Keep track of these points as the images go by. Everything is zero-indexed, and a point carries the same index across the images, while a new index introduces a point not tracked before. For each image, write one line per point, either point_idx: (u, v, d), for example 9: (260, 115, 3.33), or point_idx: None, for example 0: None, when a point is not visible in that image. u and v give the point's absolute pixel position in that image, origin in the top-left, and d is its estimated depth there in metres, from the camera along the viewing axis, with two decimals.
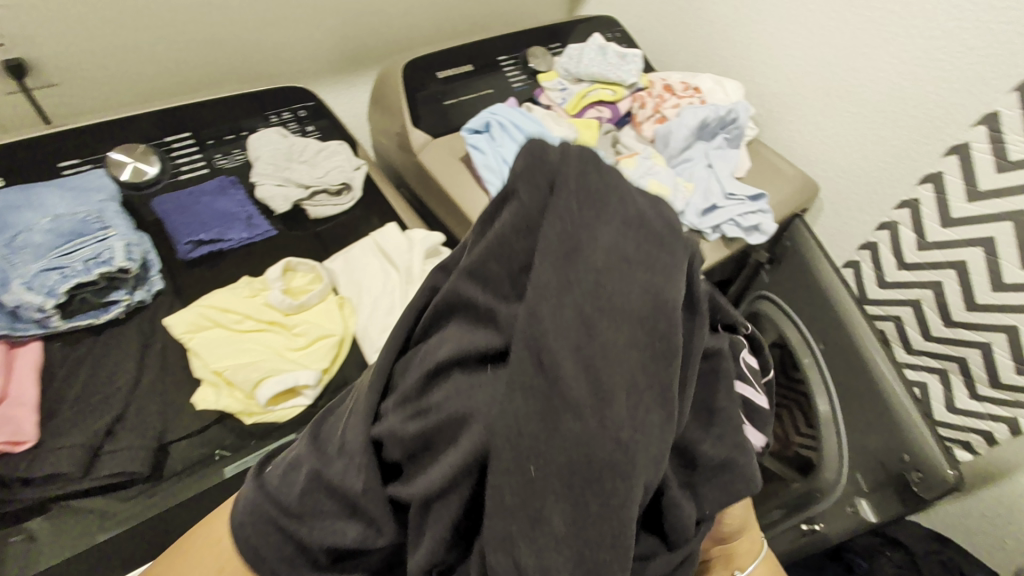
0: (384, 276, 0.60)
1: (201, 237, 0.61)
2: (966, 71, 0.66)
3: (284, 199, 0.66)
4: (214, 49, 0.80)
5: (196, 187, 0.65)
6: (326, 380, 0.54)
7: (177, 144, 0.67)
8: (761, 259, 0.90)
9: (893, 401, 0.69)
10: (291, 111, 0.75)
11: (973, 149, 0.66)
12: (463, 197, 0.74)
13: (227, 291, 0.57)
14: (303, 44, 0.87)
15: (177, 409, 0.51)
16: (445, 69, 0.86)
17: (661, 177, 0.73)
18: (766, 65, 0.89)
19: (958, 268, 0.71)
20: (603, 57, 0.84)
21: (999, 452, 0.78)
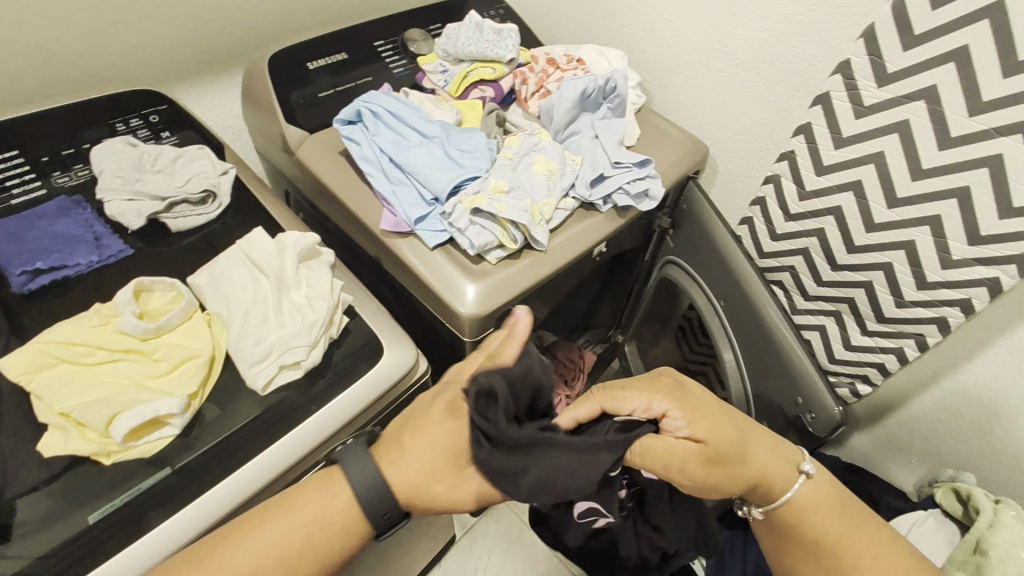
0: (255, 285, 0.56)
1: (38, 266, 0.54)
2: (822, 24, 0.68)
3: (136, 214, 0.60)
4: (46, 56, 0.72)
5: (31, 211, 0.58)
6: (197, 404, 0.50)
7: (4, 166, 0.61)
8: (665, 226, 0.91)
9: (777, 334, 0.73)
10: (141, 117, 0.70)
11: (833, 99, 0.69)
12: (345, 192, 0.70)
13: (72, 322, 0.51)
14: (156, 42, 0.80)
15: (19, 460, 0.46)
16: (317, 58, 0.81)
17: (547, 152, 0.72)
18: (645, 31, 0.88)
19: (835, 213, 0.74)
20: (480, 35, 0.82)
21: (895, 379, 0.85)
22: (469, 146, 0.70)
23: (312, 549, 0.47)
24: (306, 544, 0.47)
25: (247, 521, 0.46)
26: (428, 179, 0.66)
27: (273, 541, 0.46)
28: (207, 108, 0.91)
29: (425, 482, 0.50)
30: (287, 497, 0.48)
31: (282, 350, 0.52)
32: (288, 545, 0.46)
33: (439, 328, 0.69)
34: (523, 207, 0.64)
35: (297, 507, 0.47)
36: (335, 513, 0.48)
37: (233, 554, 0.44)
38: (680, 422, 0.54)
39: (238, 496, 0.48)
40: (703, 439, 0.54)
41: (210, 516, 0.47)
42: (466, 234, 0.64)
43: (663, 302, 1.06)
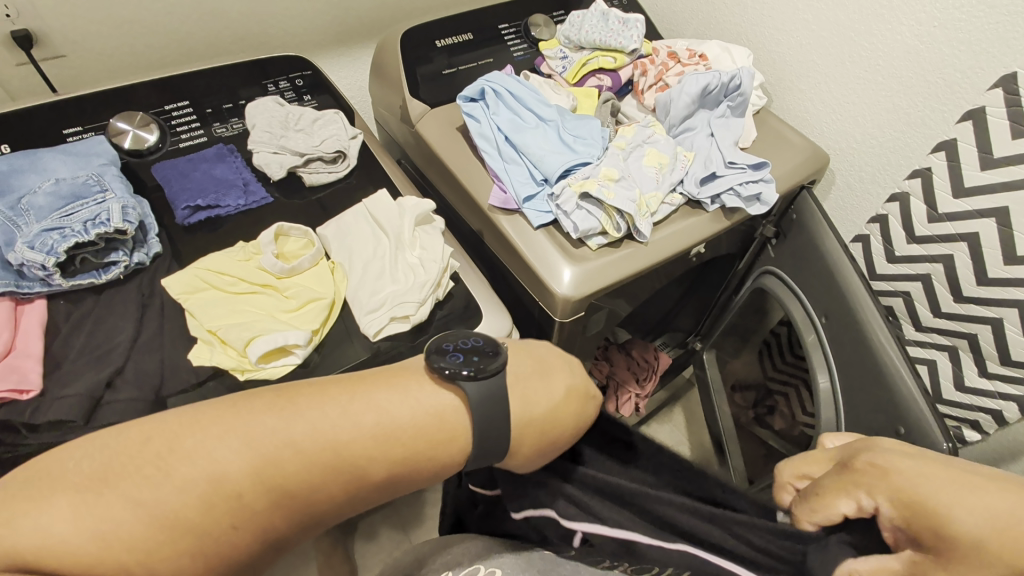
0: (375, 242, 0.61)
1: (198, 203, 0.62)
2: (987, 32, 0.62)
3: (279, 166, 0.67)
4: (216, 18, 0.81)
5: (195, 155, 0.67)
6: (316, 341, 0.55)
7: (177, 112, 0.69)
8: (768, 235, 0.89)
9: (883, 360, 0.69)
10: (288, 80, 0.76)
11: (988, 114, 0.63)
12: (459, 166, 0.74)
13: (222, 255, 0.58)
14: (305, 12, 0.87)
15: (172, 366, 0.52)
16: (445, 37, 0.85)
17: (660, 145, 0.71)
18: (776, 30, 0.84)
19: (970, 240, 0.69)
20: (605, 23, 0.83)
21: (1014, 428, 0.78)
22: (583, 132, 0.71)
23: (411, 427, 0.38)
24: (378, 425, 0.37)
25: (316, 384, 0.39)
26: (541, 161, 0.68)
27: (361, 404, 0.38)
28: (337, 77, 0.98)
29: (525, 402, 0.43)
30: (370, 388, 0.40)
31: (394, 303, 0.56)
32: (384, 419, 0.37)
33: (530, 307, 0.71)
34: (632, 197, 0.65)
35: (396, 383, 0.40)
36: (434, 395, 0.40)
37: (254, 420, 0.35)
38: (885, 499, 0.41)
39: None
40: (936, 546, 0.37)
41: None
42: (572, 217, 0.65)
43: (750, 314, 1.03)
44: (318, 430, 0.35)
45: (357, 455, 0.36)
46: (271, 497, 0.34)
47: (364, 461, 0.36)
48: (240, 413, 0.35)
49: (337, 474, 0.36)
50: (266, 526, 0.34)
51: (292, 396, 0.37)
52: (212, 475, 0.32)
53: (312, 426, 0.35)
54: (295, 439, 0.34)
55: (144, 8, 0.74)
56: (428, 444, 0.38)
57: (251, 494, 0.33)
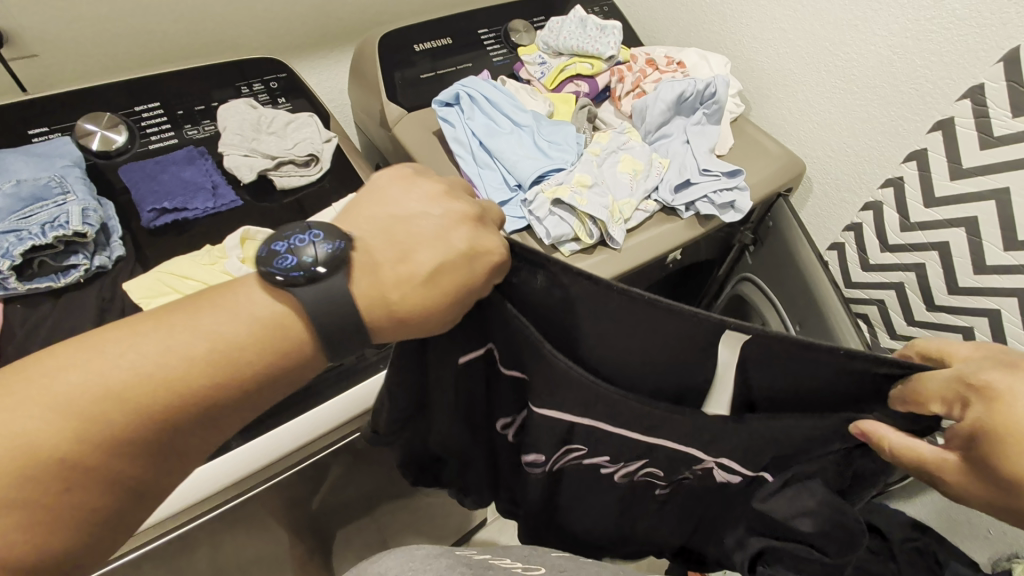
0: None
1: (164, 206, 0.61)
2: (956, 44, 0.63)
3: (249, 169, 0.66)
4: (191, 20, 0.80)
5: (164, 157, 0.66)
6: None
7: (147, 114, 0.69)
8: (746, 242, 0.88)
9: None
10: (263, 83, 0.76)
11: (956, 125, 0.64)
12: (436, 171, 0.73)
13: (186, 259, 0.57)
14: (283, 14, 0.87)
15: None
16: (423, 41, 0.85)
17: (635, 152, 0.72)
18: (753, 39, 0.85)
19: (940, 249, 0.69)
20: (583, 30, 0.83)
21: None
22: (558, 138, 0.71)
23: (252, 345, 0.39)
24: (207, 359, 0.38)
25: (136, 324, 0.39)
26: (515, 166, 0.67)
27: (183, 338, 0.38)
28: (316, 80, 0.98)
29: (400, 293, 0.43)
30: (189, 312, 0.39)
31: None
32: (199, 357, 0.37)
33: None
34: (604, 203, 0.65)
35: (220, 305, 0.40)
36: (246, 313, 0.39)
37: (57, 374, 0.35)
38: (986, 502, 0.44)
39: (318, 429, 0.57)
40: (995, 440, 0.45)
41: (297, 440, 0.56)
42: (545, 223, 0.65)
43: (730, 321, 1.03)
44: (137, 376, 0.36)
45: (200, 382, 0.37)
46: (104, 449, 0.35)
47: (203, 388, 0.37)
48: (32, 372, 0.35)
49: (181, 410, 0.37)
50: (114, 471, 0.36)
51: (99, 342, 0.37)
52: (21, 448, 0.33)
53: (130, 369, 0.36)
54: (113, 388, 0.35)
55: (117, 9, 0.74)
56: (282, 356, 0.40)
57: (75, 448, 0.34)
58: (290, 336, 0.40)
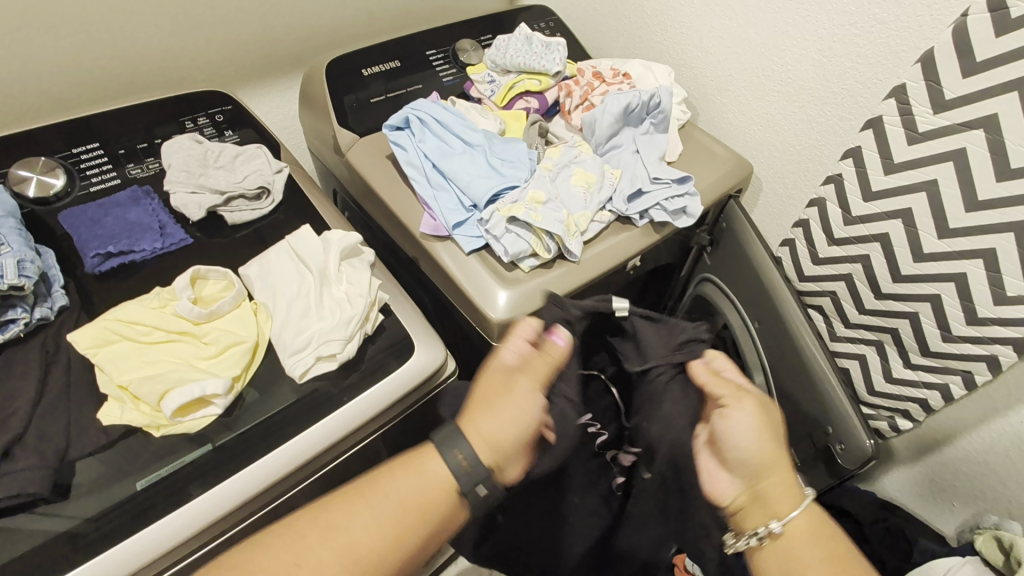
0: (299, 279, 0.59)
1: (109, 250, 0.59)
2: (879, 46, 0.66)
3: (197, 206, 0.64)
4: (128, 55, 0.78)
5: (107, 199, 0.64)
6: (239, 388, 0.53)
7: (86, 156, 0.67)
8: (703, 243, 0.90)
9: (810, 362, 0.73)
10: (208, 116, 0.75)
11: (885, 123, 0.67)
12: (391, 195, 0.73)
13: (134, 304, 0.56)
14: (227, 46, 0.86)
15: (81, 426, 0.50)
16: (371, 66, 0.85)
17: (587, 164, 0.73)
18: (694, 48, 0.87)
19: (882, 240, 0.72)
20: (529, 47, 0.84)
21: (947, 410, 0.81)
22: (510, 155, 0.72)
23: (425, 495, 0.50)
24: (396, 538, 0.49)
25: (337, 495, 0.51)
26: (469, 187, 0.68)
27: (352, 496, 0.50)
28: (265, 109, 0.97)
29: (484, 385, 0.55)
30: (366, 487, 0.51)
31: (320, 342, 0.55)
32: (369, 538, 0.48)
33: (469, 333, 0.71)
34: (559, 217, 0.66)
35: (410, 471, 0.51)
36: (430, 488, 0.50)
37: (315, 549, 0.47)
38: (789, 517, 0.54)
39: (260, 483, 0.51)
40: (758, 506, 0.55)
41: (235, 497, 0.50)
42: (502, 241, 0.65)
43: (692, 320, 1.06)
44: (328, 538, 0.48)
45: (404, 549, 0.49)
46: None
47: (403, 547, 0.49)
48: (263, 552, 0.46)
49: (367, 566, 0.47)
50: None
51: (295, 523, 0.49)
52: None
53: (330, 536, 0.48)
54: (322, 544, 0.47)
55: (48, 49, 0.72)
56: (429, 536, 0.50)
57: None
58: (442, 506, 0.50)
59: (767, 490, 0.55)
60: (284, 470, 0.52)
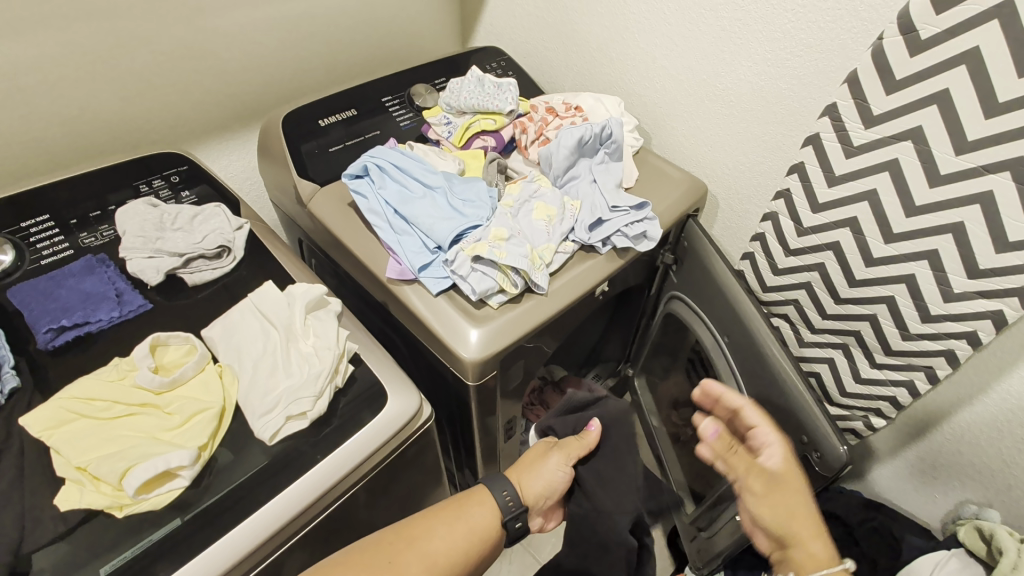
0: (265, 337, 0.58)
1: (62, 323, 0.57)
2: (809, 68, 0.70)
3: (156, 270, 0.63)
4: (75, 122, 0.77)
5: (60, 271, 0.62)
6: (207, 456, 0.51)
7: (35, 229, 0.65)
8: (667, 262, 0.93)
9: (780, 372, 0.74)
10: (163, 178, 0.74)
11: (823, 140, 0.71)
12: (356, 243, 0.73)
13: (92, 378, 0.54)
14: (178, 106, 0.86)
15: (37, 515, 0.47)
16: (327, 116, 0.86)
17: (547, 198, 0.74)
18: (640, 78, 0.91)
19: (834, 248, 0.75)
20: (482, 88, 0.86)
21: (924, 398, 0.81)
22: (471, 195, 0.73)
23: (465, 527, 0.60)
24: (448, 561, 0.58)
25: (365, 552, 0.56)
26: (432, 229, 0.68)
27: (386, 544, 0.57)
28: (223, 163, 0.96)
29: (532, 458, 0.70)
30: (414, 538, 0.58)
31: (290, 400, 0.54)
32: (449, 555, 0.58)
33: (444, 374, 0.70)
34: (524, 252, 0.67)
35: (458, 516, 0.61)
36: (471, 526, 0.61)
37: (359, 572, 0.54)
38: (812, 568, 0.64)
39: (235, 554, 0.49)
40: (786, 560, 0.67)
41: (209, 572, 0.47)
42: (469, 280, 0.66)
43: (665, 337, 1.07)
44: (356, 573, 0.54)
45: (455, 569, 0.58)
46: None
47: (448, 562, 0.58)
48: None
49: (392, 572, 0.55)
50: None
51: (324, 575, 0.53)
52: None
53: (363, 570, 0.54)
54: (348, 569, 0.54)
55: None
56: (474, 554, 0.60)
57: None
58: (489, 534, 0.61)
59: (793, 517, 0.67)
60: (260, 537, 0.50)
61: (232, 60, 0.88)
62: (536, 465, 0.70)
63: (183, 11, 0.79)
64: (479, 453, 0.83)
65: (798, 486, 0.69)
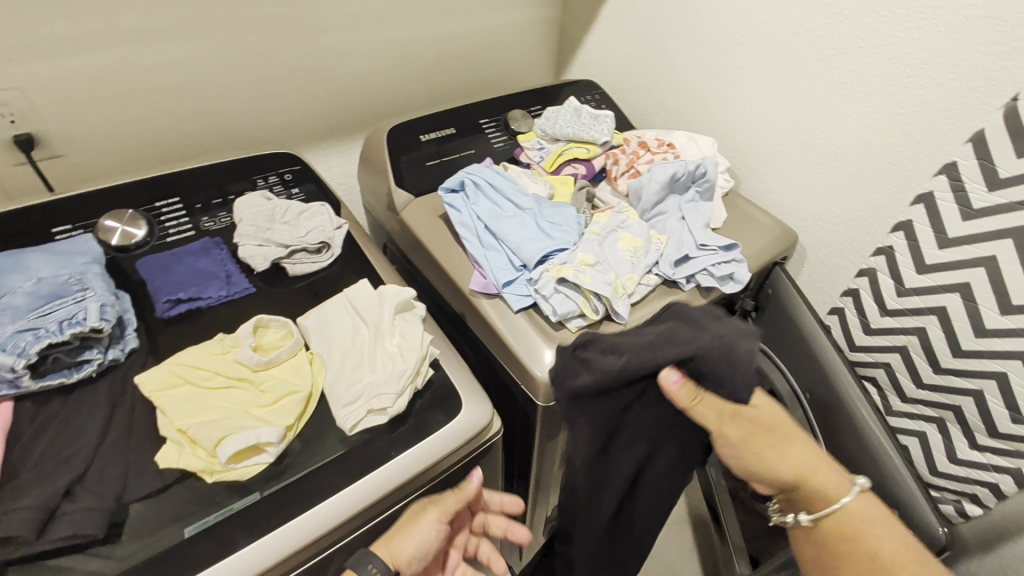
0: (355, 331, 0.61)
1: (179, 296, 0.63)
2: (925, 123, 0.67)
3: (263, 258, 0.68)
4: (207, 118, 0.86)
5: (181, 249, 0.68)
6: (291, 436, 0.54)
7: (166, 209, 0.72)
8: (748, 308, 0.90)
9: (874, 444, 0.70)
10: (278, 175, 0.80)
11: (937, 200, 0.68)
12: (443, 253, 0.76)
13: (199, 349, 0.58)
14: (295, 112, 0.93)
15: (138, 468, 0.51)
16: (428, 132, 0.91)
17: (633, 229, 0.74)
18: (736, 121, 0.91)
19: (939, 313, 0.71)
20: (578, 118, 0.89)
21: None
22: (559, 219, 0.74)
23: None
24: None
25: None
26: (520, 247, 0.70)
27: None
28: (324, 167, 1.03)
29: (409, 513, 0.58)
30: None
31: (371, 395, 0.56)
32: None
33: (513, 391, 0.70)
34: (608, 279, 0.66)
35: None
36: None
37: None
38: (828, 511, 0.59)
39: (305, 537, 0.50)
40: (812, 511, 0.60)
41: (279, 550, 0.49)
42: (551, 301, 0.66)
43: None
44: None
45: None
46: None
47: None
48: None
49: None
50: None
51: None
52: None
53: None
54: None
55: (140, 112, 0.80)
56: None
57: None
58: None
59: (795, 465, 0.59)
60: (334, 522, 0.51)
61: (348, 75, 0.95)
62: (410, 521, 0.58)
63: (316, 29, 0.87)
64: (533, 476, 0.82)
65: (773, 433, 0.59)
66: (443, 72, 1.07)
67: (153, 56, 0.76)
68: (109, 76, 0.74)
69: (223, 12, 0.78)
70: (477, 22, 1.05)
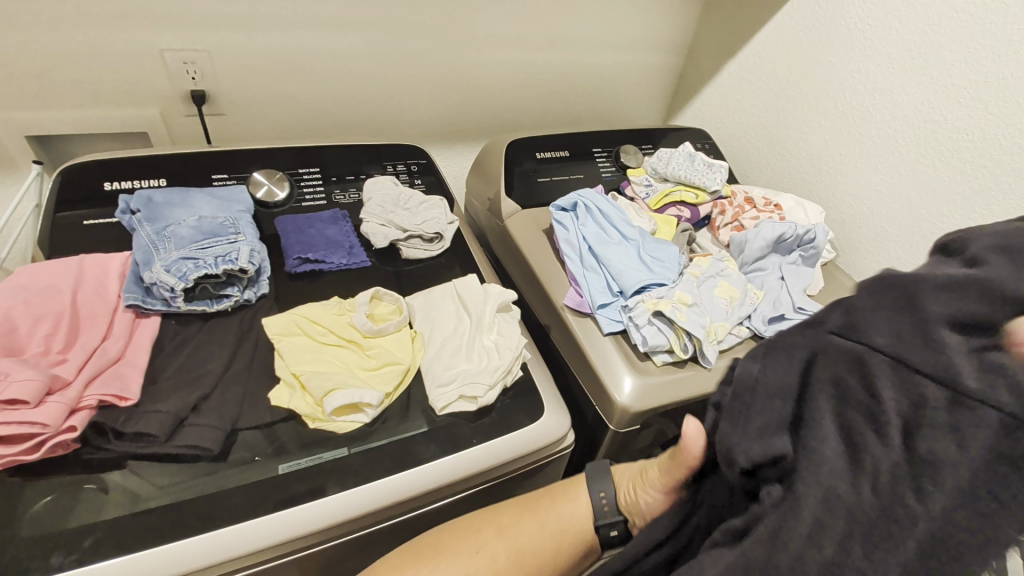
0: (457, 321, 0.65)
1: (308, 256, 0.68)
2: None
3: (384, 237, 0.73)
4: (350, 104, 0.94)
5: (313, 215, 0.75)
6: (387, 403, 0.58)
7: (307, 176, 0.79)
8: None
9: None
10: (405, 165, 0.86)
11: None
12: (542, 265, 0.79)
13: (319, 306, 0.63)
14: (424, 111, 1.01)
15: (254, 400, 0.55)
16: (544, 150, 0.95)
17: (732, 279, 0.75)
18: (850, 194, 0.90)
19: None
20: (692, 163, 0.91)
21: None
22: (662, 255, 0.76)
23: None
24: None
25: None
26: (620, 274, 0.72)
27: None
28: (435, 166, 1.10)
29: None
30: None
31: (465, 382, 0.59)
32: None
33: (586, 410, 0.72)
34: (702, 322, 0.67)
35: None
36: None
37: None
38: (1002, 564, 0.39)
39: (383, 500, 0.53)
40: None
41: (361, 507, 0.52)
42: (643, 332, 0.68)
43: None
44: None
45: None
46: None
47: None
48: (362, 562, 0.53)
49: None
50: None
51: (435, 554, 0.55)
52: None
53: None
54: None
55: (297, 88, 0.88)
56: None
57: None
58: None
59: None
60: (412, 491, 0.54)
61: (478, 86, 1.02)
62: None
63: (461, 42, 0.94)
64: None
65: None
66: (562, 98, 1.13)
67: (321, 44, 0.85)
68: (282, 53, 0.84)
69: (388, 16, 0.86)
70: (604, 57, 1.10)
